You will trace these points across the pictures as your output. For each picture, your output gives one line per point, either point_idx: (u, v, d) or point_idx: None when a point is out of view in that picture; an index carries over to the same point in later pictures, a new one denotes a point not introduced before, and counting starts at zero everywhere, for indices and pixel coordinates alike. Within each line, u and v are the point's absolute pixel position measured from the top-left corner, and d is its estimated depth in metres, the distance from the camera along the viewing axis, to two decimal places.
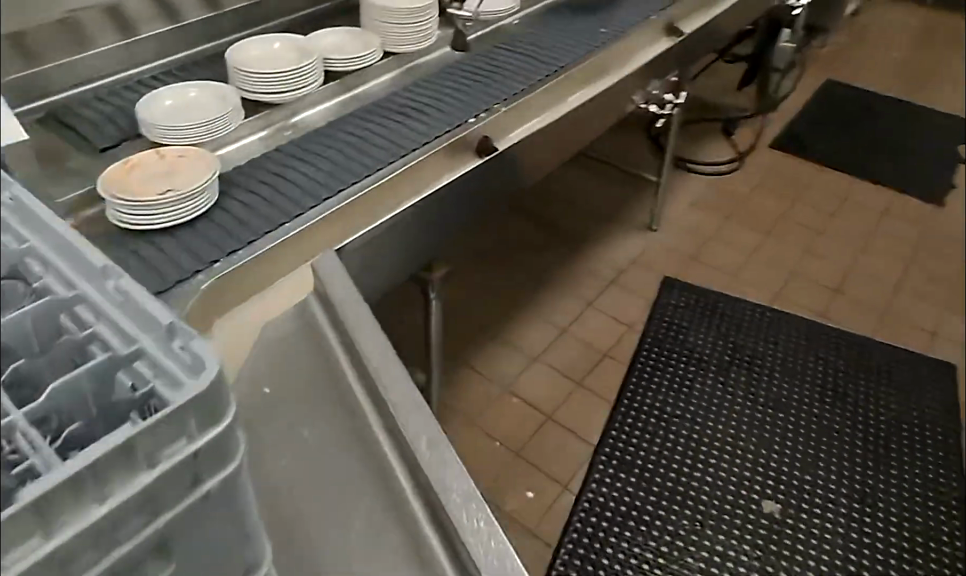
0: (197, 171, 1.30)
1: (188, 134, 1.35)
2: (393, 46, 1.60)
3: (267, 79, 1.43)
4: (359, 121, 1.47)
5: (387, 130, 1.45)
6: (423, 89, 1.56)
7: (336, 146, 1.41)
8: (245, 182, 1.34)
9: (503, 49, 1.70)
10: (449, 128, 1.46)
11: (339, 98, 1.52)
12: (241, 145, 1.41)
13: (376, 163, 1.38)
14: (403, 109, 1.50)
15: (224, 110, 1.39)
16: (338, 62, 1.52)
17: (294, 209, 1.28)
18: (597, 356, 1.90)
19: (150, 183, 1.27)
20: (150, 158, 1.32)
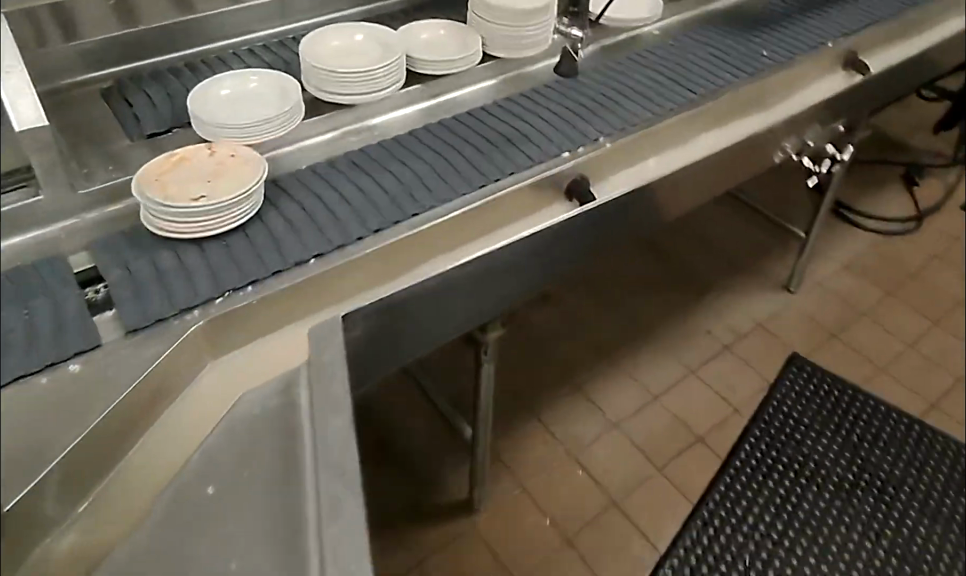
0: (244, 175, 1.13)
1: (243, 131, 1.17)
2: (499, 50, 1.35)
3: (341, 75, 1.22)
4: (442, 135, 1.25)
5: (470, 152, 1.22)
6: (525, 106, 1.31)
7: (408, 163, 1.20)
8: (295, 191, 1.16)
9: (636, 66, 1.42)
10: (544, 159, 1.21)
11: (427, 105, 1.30)
12: (303, 147, 1.22)
13: (448, 192, 1.16)
14: (497, 128, 1.27)
15: (285, 105, 1.21)
16: (430, 63, 1.30)
17: (338, 237, 1.08)
18: (692, 437, 1.61)
19: (192, 186, 1.11)
20: (199, 153, 1.16)
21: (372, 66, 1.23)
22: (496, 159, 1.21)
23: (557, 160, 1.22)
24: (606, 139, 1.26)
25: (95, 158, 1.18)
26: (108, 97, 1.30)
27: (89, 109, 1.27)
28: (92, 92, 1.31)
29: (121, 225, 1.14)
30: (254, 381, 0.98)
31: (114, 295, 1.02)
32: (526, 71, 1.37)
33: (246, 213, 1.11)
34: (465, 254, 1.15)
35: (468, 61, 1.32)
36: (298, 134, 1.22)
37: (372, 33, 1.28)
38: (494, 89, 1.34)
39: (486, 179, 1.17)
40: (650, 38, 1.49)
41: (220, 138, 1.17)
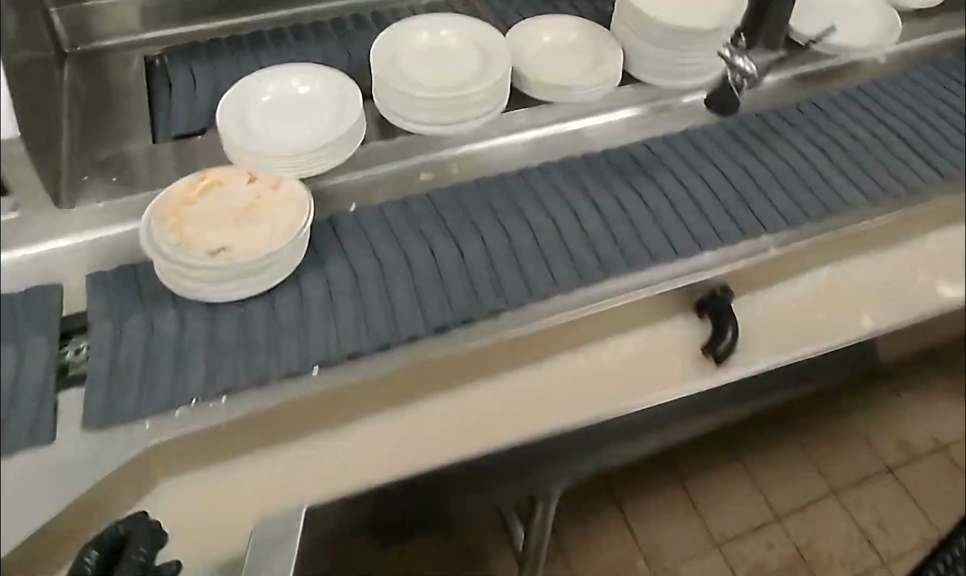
0: (291, 220, 0.82)
1: (300, 161, 0.85)
2: (644, 74, 0.97)
3: (416, 99, 0.86)
4: (560, 188, 0.91)
5: (592, 224, 0.86)
6: (682, 158, 0.94)
7: (504, 225, 0.87)
8: (346, 239, 0.85)
9: (848, 116, 0.99)
10: (693, 256, 0.84)
11: (539, 140, 0.97)
12: (364, 178, 0.93)
13: (547, 283, 0.81)
14: (639, 191, 0.90)
15: (339, 115, 0.89)
16: (546, 90, 0.94)
17: (378, 334, 0.77)
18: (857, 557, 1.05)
19: (221, 230, 0.80)
20: (234, 178, 0.84)
21: (467, 88, 0.88)
22: (624, 242, 0.85)
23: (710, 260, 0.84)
24: (786, 239, 0.86)
25: (109, 154, 0.93)
26: (152, 74, 1.06)
27: (123, 88, 1.03)
28: (134, 65, 1.07)
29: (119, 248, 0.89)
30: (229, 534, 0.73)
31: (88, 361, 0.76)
32: (680, 108, 1.01)
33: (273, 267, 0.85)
34: (546, 380, 0.82)
35: (606, 85, 0.94)
36: (360, 159, 0.93)
37: (479, 34, 0.94)
38: (635, 129, 0.99)
39: (605, 273, 0.82)
40: (870, 73, 1.06)
41: (264, 170, 0.85)
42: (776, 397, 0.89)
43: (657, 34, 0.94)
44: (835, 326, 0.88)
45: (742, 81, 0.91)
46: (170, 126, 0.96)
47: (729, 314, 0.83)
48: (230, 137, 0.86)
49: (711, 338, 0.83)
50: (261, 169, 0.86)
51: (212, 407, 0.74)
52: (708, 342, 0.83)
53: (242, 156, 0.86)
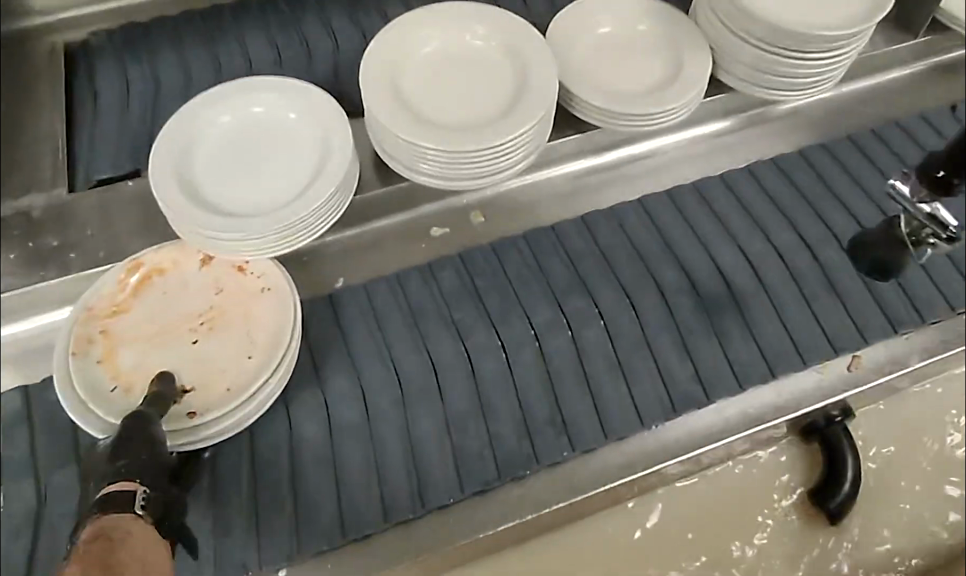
0: (268, 320, 0.61)
1: (260, 236, 0.60)
2: (733, 79, 0.72)
3: (427, 153, 0.61)
4: (640, 247, 0.73)
5: (683, 306, 0.69)
6: (780, 212, 0.76)
7: (566, 315, 0.68)
8: (364, 336, 0.66)
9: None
10: (817, 366, 0.67)
11: (593, 185, 0.75)
12: (366, 238, 0.70)
13: (626, 420, 0.63)
14: (745, 258, 0.73)
15: (320, 161, 0.64)
16: (598, 111, 0.68)
17: (399, 505, 0.58)
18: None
19: (174, 356, 0.59)
20: (181, 268, 0.63)
21: (494, 126, 0.62)
22: (728, 338, 0.67)
23: (815, 376, 0.67)
24: (922, 351, 0.70)
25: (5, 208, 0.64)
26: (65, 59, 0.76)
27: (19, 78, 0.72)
28: (31, 39, 0.75)
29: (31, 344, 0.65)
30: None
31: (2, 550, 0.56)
32: (768, 129, 0.80)
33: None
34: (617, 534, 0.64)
35: (691, 101, 0.68)
36: (360, 211, 0.70)
37: (513, 38, 0.67)
38: (713, 165, 0.78)
39: (706, 400, 0.64)
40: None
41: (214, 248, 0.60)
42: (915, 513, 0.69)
43: (761, 34, 0.67)
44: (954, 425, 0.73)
45: (927, 237, 0.56)
46: (93, 162, 0.70)
47: (848, 452, 0.66)
48: (164, 196, 0.60)
49: (823, 481, 0.66)
50: (211, 246, 0.61)
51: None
52: (817, 488, 0.66)
53: (189, 230, 0.60)
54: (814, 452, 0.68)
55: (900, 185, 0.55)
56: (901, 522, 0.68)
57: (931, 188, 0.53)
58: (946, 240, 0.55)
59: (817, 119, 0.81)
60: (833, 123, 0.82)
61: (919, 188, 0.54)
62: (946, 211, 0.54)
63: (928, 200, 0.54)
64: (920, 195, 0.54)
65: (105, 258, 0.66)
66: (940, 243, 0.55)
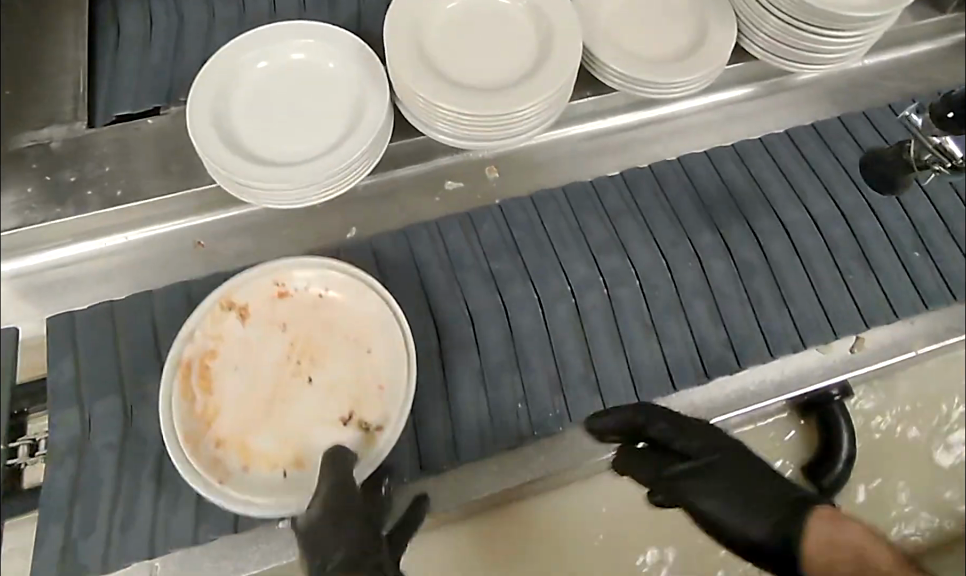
0: (348, 315, 0.62)
1: (307, 189, 0.61)
2: (756, 48, 0.72)
3: (450, 116, 0.63)
4: (678, 209, 0.75)
5: (719, 270, 0.72)
6: (819, 177, 0.77)
7: (602, 273, 0.71)
8: (395, 286, 0.68)
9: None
10: (820, 346, 0.70)
11: (620, 144, 0.78)
12: (387, 185, 0.73)
13: (658, 383, 0.67)
14: (782, 223, 0.75)
15: (356, 112, 0.64)
16: (618, 75, 0.68)
17: (435, 458, 0.63)
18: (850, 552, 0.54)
19: (300, 408, 0.59)
20: (227, 332, 0.60)
21: (515, 90, 0.64)
22: (761, 306, 0.71)
23: (819, 357, 0.70)
24: (931, 326, 0.73)
25: (24, 141, 0.67)
26: None
27: (39, 11, 0.71)
28: None
29: (70, 281, 0.67)
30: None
31: (44, 478, 0.60)
32: (785, 100, 0.81)
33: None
34: (622, 485, 0.69)
35: (712, 70, 0.68)
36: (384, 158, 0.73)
37: None
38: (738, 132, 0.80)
39: (738, 365, 0.68)
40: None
41: (257, 200, 0.61)
42: (910, 469, 0.74)
43: (786, 7, 0.67)
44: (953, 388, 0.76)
45: (930, 162, 0.64)
46: (114, 97, 0.70)
47: (842, 420, 0.70)
48: (207, 148, 0.60)
49: (817, 459, 0.70)
50: (254, 198, 0.61)
51: (214, 548, 0.60)
52: (811, 465, 0.70)
53: (235, 189, 0.61)
54: (809, 425, 0.73)
55: (918, 119, 0.63)
56: (888, 481, 0.73)
57: (941, 125, 0.61)
58: (950, 170, 0.62)
59: (841, 87, 0.83)
60: (857, 91, 0.83)
61: (930, 124, 0.62)
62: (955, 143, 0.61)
63: (936, 133, 0.61)
64: (931, 129, 0.62)
65: (123, 196, 0.67)
66: (944, 171, 0.62)
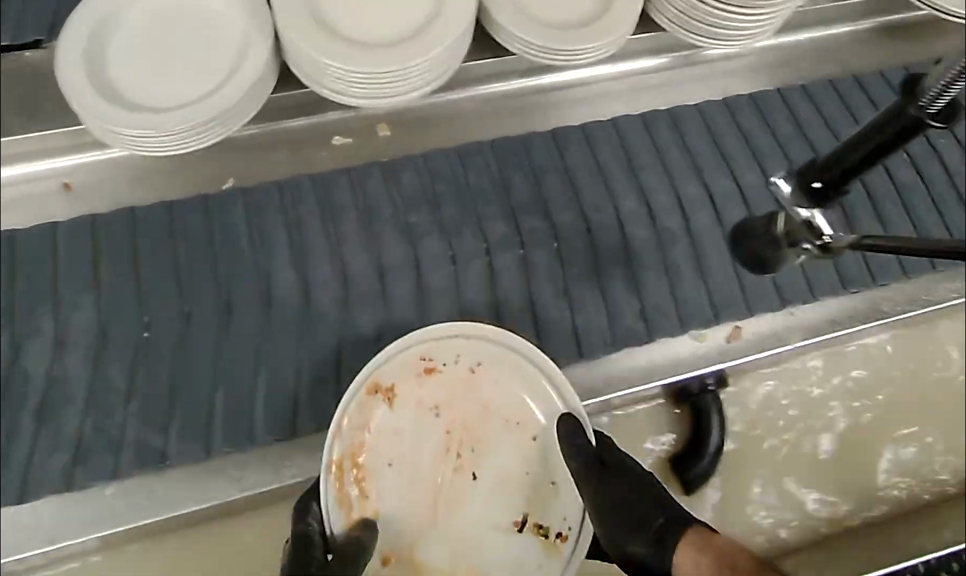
0: (510, 394, 0.62)
1: (179, 135, 0.59)
2: (665, 20, 0.72)
3: (343, 80, 0.62)
4: (605, 169, 0.80)
5: (641, 238, 0.77)
6: (742, 153, 0.83)
7: (521, 233, 0.75)
8: (308, 237, 0.71)
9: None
10: (693, 333, 0.74)
11: (533, 106, 0.80)
12: (304, 130, 0.74)
13: (564, 349, 0.71)
14: (708, 193, 0.80)
15: (236, 55, 0.62)
16: (521, 40, 0.67)
17: (327, 411, 0.64)
18: (712, 563, 0.42)
19: (472, 507, 0.60)
20: (372, 416, 0.60)
21: (406, 47, 0.63)
22: (678, 277, 0.76)
23: (692, 344, 0.74)
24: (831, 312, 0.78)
25: None
26: None
27: None
28: None
29: None
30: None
31: None
32: (701, 72, 0.85)
33: (161, 270, 0.67)
34: None
35: (617, 36, 0.67)
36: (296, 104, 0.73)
37: None
38: (659, 101, 0.83)
39: (647, 337, 0.73)
40: (934, 41, 0.89)
41: (129, 150, 0.59)
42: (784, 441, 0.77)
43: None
44: (836, 365, 0.80)
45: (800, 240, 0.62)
46: None
47: (713, 415, 0.73)
48: (74, 92, 0.58)
49: (686, 450, 0.73)
50: (127, 145, 0.59)
51: (104, 495, 0.60)
52: (679, 458, 0.73)
53: (107, 137, 0.59)
54: (682, 414, 0.75)
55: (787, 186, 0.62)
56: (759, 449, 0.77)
57: (805, 193, 0.60)
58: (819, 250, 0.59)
59: (759, 67, 0.86)
60: (773, 70, 0.87)
61: (797, 195, 0.60)
62: (823, 221, 0.59)
63: (805, 206, 0.60)
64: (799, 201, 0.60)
65: None
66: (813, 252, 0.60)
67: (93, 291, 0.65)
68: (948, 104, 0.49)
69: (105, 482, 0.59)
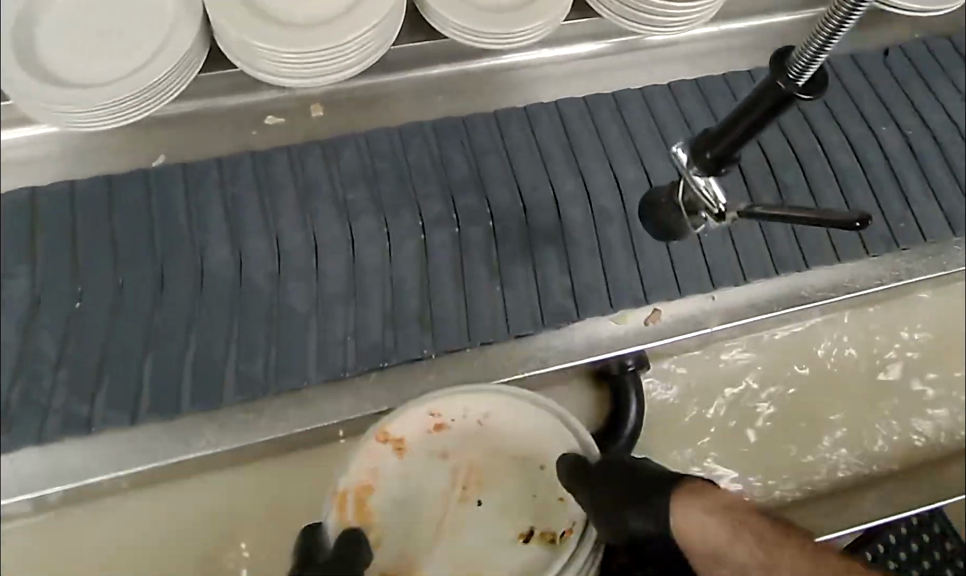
0: (513, 436, 0.66)
1: (110, 108, 0.60)
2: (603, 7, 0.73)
3: (272, 59, 0.63)
4: (545, 149, 0.81)
5: (577, 218, 0.78)
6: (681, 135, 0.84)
7: (457, 212, 0.77)
8: (246, 209, 0.73)
9: (828, 113, 0.91)
10: (618, 313, 0.76)
11: (469, 88, 0.83)
12: (244, 109, 0.77)
13: (495, 326, 0.73)
14: (647, 174, 0.81)
15: (163, 31, 0.63)
16: (460, 25, 0.68)
17: (254, 381, 0.66)
18: (722, 526, 0.52)
19: (477, 530, 0.64)
20: (380, 464, 0.63)
21: (341, 23, 0.64)
22: (612, 256, 0.77)
23: (620, 325, 0.76)
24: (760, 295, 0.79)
25: None
26: None
27: None
28: None
29: None
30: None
31: None
32: (638, 59, 0.87)
33: (96, 242, 0.68)
34: None
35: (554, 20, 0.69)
36: (237, 83, 0.77)
37: None
38: (595, 86, 0.85)
39: (577, 315, 0.74)
40: None
41: (60, 127, 0.60)
42: (711, 422, 0.80)
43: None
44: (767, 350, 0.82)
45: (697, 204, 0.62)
46: None
47: (632, 392, 0.75)
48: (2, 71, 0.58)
49: (608, 425, 0.75)
50: (57, 120, 0.60)
51: (29, 459, 0.63)
52: (600, 433, 0.75)
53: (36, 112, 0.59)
54: (605, 393, 0.77)
55: (680, 153, 0.60)
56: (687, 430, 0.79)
57: (701, 163, 0.58)
58: (713, 217, 0.59)
59: (696, 53, 0.88)
60: (710, 56, 0.88)
61: (691, 164, 0.58)
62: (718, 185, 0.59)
63: (699, 174, 0.59)
64: (694, 168, 0.59)
65: None
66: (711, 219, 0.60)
67: (27, 262, 0.67)
68: (815, 73, 0.49)
69: (33, 445, 0.62)
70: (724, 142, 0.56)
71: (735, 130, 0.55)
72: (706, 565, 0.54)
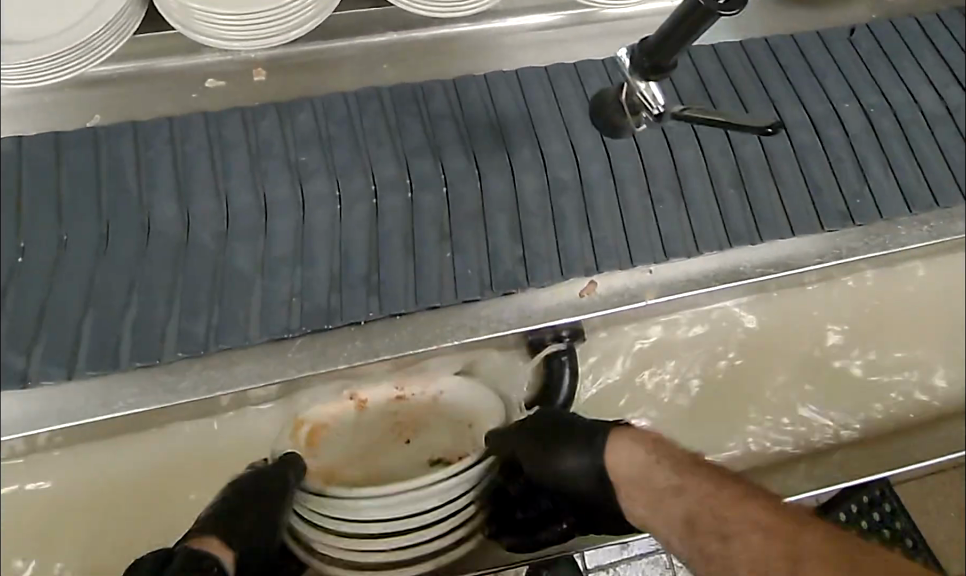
0: (458, 413, 0.77)
1: (38, 66, 0.64)
2: None
3: (220, 26, 0.68)
4: (501, 116, 0.81)
5: (530, 185, 0.78)
6: None
7: (411, 177, 0.77)
8: (195, 169, 0.73)
9: (791, 89, 0.90)
10: (569, 281, 0.76)
11: (422, 54, 0.83)
12: (194, 69, 0.77)
13: (443, 289, 0.73)
14: (604, 144, 0.81)
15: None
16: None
17: (194, 338, 0.67)
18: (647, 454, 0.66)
19: (395, 464, 0.76)
20: (342, 415, 0.76)
21: None
22: (564, 225, 0.78)
23: (570, 293, 0.76)
24: (712, 267, 0.80)
25: None
26: None
27: None
28: None
29: None
30: (44, 546, 0.69)
31: None
32: (593, 30, 0.87)
33: (40, 200, 0.69)
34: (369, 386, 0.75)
35: None
36: (186, 44, 0.77)
37: None
38: (548, 55, 0.85)
39: (526, 282, 0.75)
40: None
41: None
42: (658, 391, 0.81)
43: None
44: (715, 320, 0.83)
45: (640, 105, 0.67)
46: None
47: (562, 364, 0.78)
48: None
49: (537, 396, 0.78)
50: None
51: None
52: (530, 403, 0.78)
53: None
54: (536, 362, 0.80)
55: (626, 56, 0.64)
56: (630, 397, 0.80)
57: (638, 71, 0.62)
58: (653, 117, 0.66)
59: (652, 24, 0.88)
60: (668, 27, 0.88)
61: (632, 69, 0.63)
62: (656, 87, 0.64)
63: (640, 79, 0.63)
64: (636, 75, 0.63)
65: None
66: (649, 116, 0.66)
67: None
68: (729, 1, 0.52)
69: None
70: (655, 60, 0.60)
71: (666, 45, 0.59)
72: (629, 494, 0.65)
